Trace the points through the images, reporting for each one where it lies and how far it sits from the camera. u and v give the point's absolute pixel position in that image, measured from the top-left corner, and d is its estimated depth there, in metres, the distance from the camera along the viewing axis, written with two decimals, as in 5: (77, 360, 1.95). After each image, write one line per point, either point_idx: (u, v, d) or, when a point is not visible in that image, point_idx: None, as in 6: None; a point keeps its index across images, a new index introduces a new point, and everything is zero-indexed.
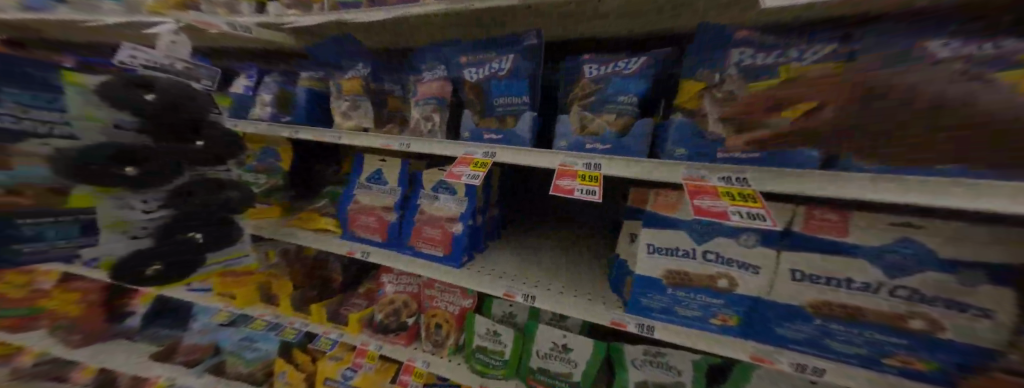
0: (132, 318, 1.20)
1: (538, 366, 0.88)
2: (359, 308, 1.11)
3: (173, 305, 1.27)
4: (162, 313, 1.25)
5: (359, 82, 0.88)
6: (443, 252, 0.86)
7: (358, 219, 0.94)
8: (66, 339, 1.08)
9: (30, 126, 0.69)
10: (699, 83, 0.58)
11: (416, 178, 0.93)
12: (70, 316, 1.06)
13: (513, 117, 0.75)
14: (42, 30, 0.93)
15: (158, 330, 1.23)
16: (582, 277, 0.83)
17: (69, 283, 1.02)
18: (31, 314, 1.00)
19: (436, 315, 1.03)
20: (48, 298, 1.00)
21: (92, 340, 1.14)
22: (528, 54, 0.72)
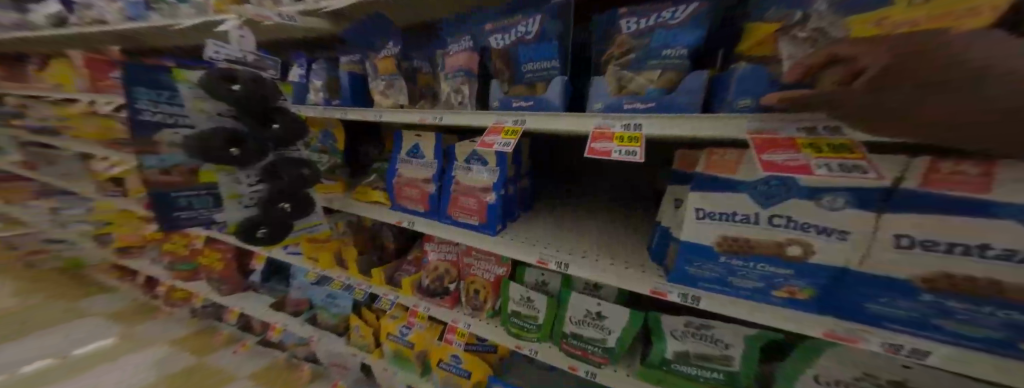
0: (257, 273, 1.51)
1: (572, 331, 0.90)
2: (409, 273, 1.22)
3: (275, 266, 1.55)
4: (269, 273, 1.54)
5: (392, 61, 0.89)
6: (479, 220, 0.89)
7: (404, 191, 1.01)
8: (221, 287, 1.48)
9: (160, 118, 0.82)
10: (772, 24, 0.46)
11: (449, 151, 0.94)
12: (218, 271, 1.45)
13: (544, 83, 0.69)
14: (148, 37, 1.11)
15: (270, 285, 1.53)
16: (620, 246, 0.80)
17: (213, 244, 1.42)
18: (195, 267, 1.48)
19: (474, 282, 1.11)
20: (204, 255, 1.43)
21: (236, 289, 1.49)
22: (557, 15, 0.66)
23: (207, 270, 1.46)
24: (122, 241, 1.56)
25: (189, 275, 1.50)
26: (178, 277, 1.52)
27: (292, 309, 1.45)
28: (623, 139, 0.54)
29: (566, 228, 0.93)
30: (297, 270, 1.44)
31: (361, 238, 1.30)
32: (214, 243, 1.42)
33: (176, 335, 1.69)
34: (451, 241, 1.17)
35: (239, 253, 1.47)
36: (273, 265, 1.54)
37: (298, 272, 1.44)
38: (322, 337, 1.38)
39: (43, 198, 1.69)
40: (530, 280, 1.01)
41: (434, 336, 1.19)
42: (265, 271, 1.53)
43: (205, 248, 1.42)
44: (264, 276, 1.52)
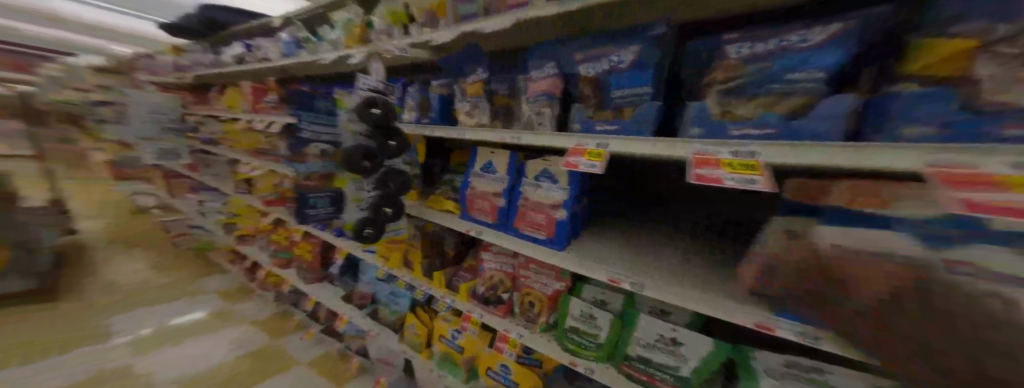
0: (334, 266, 1.63)
1: (639, 355, 0.79)
2: (465, 279, 1.22)
3: (347, 263, 1.65)
4: (341, 268, 1.64)
5: (479, 86, 0.97)
6: (546, 235, 0.84)
7: (474, 202, 1.03)
8: (305, 276, 1.65)
9: (314, 135, 1.11)
10: (968, 40, 0.34)
11: (520, 167, 0.95)
12: (307, 261, 1.65)
13: (632, 107, 0.68)
14: (293, 67, 1.40)
15: (342, 279, 1.63)
16: (709, 275, 0.71)
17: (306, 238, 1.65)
18: (290, 256, 1.72)
19: (528, 293, 1.05)
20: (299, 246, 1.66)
21: (316, 278, 1.65)
22: (655, 45, 0.66)
23: (299, 260, 1.70)
24: (244, 229, 1.91)
25: (283, 263, 1.73)
26: (275, 264, 1.77)
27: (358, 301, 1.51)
28: (732, 166, 0.48)
29: (639, 249, 0.85)
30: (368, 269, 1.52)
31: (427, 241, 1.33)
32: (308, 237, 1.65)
33: (260, 316, 1.99)
34: (508, 252, 1.14)
35: (324, 247, 1.63)
36: (345, 263, 1.64)
37: (367, 270, 1.52)
38: (380, 333, 1.39)
39: (197, 191, 2.19)
40: (587, 297, 0.93)
41: (485, 345, 1.14)
42: (340, 265, 1.63)
43: (303, 240, 1.63)
44: (340, 270, 1.62)
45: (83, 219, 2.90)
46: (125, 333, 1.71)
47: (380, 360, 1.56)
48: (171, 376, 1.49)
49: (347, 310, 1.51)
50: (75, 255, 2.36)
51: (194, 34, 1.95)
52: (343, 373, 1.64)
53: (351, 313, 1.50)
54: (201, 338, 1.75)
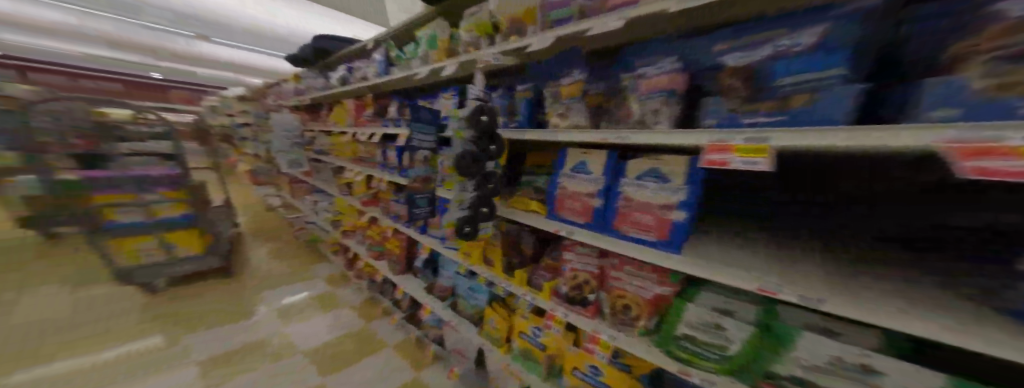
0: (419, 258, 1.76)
1: (792, 375, 0.57)
2: (545, 278, 1.09)
3: (427, 258, 1.72)
4: (422, 260, 1.73)
5: (577, 86, 0.88)
6: (657, 237, 0.71)
7: (565, 202, 0.91)
8: (396, 267, 1.86)
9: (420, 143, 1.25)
10: None
11: (617, 167, 0.81)
12: (396, 254, 1.84)
13: (810, 95, 0.47)
14: (389, 84, 1.58)
15: (425, 271, 1.72)
16: (958, 307, 0.42)
17: (394, 235, 1.83)
18: (382, 250, 1.96)
19: (621, 296, 0.88)
20: (390, 241, 1.87)
21: (405, 267, 1.83)
22: (858, 23, 0.44)
23: (389, 254, 1.91)
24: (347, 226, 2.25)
25: (377, 256, 1.99)
26: (371, 256, 2.04)
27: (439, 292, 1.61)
28: None
29: (797, 263, 0.60)
30: (449, 264, 1.58)
31: (508, 240, 1.20)
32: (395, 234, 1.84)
33: (355, 302, 2.32)
34: (593, 251, 0.99)
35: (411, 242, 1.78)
36: (426, 257, 1.73)
37: (448, 265, 1.58)
38: (460, 324, 1.44)
39: (316, 194, 2.70)
40: (707, 304, 0.73)
41: (573, 347, 1.03)
42: (422, 257, 1.74)
43: (395, 236, 1.82)
44: (424, 264, 1.72)
45: (242, 214, 3.86)
46: (267, 306, 2.20)
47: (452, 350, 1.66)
48: (304, 346, 1.83)
49: (430, 301, 1.61)
50: (238, 240, 3.15)
51: (310, 63, 2.37)
52: (421, 359, 1.80)
53: (435, 301, 1.60)
54: (317, 316, 2.13)
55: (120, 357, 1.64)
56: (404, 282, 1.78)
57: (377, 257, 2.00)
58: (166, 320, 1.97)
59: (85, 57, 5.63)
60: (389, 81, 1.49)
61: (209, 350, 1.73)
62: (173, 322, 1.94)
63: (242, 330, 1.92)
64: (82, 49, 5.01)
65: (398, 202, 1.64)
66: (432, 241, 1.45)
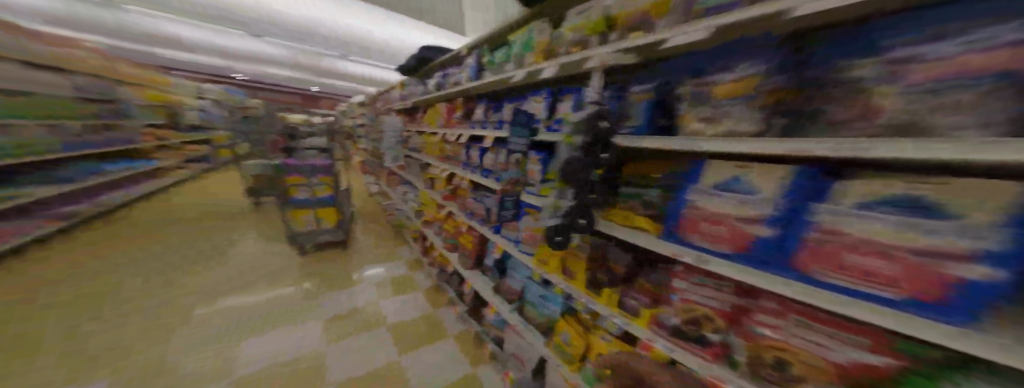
0: (486, 255, 1.75)
1: None
2: (642, 303, 0.89)
3: (491, 257, 1.67)
4: (488, 257, 1.71)
5: (748, 85, 0.61)
6: (904, 294, 0.43)
7: (698, 225, 0.72)
8: (466, 262, 1.91)
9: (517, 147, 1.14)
10: None
11: (817, 186, 0.54)
12: (467, 249, 1.87)
13: None
14: (482, 88, 1.63)
15: (490, 270, 1.69)
16: None
17: (468, 231, 1.87)
18: (456, 243, 2.06)
19: (779, 348, 0.60)
20: (462, 236, 1.94)
21: (473, 263, 1.86)
22: None
23: (462, 248, 1.96)
24: (427, 216, 2.49)
25: (450, 248, 2.12)
26: (446, 247, 2.17)
27: (505, 292, 1.54)
28: None
29: None
30: (514, 266, 1.49)
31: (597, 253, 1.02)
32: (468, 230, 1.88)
33: (426, 287, 2.54)
34: (727, 284, 0.73)
35: (479, 240, 1.77)
36: (491, 255, 1.68)
37: (514, 267, 1.49)
38: (526, 331, 1.34)
39: (408, 186, 3.06)
40: None
41: None
42: (488, 254, 1.72)
43: (467, 232, 1.87)
44: (489, 263, 1.68)
45: (352, 197, 4.76)
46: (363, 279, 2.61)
47: (508, 355, 1.57)
48: (391, 320, 2.09)
49: (494, 301, 1.58)
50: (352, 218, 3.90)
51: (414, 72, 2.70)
52: (478, 355, 1.83)
53: (500, 300, 1.55)
54: (398, 295, 2.40)
55: (270, 300, 2.22)
56: (472, 278, 1.82)
57: (450, 249, 2.12)
58: (314, 278, 2.59)
59: (279, 77, 8.04)
60: (481, 87, 1.55)
61: (333, 310, 2.16)
62: (311, 282, 2.52)
63: (353, 297, 2.33)
64: (278, 71, 7.13)
65: (476, 202, 1.68)
66: (504, 243, 1.41)
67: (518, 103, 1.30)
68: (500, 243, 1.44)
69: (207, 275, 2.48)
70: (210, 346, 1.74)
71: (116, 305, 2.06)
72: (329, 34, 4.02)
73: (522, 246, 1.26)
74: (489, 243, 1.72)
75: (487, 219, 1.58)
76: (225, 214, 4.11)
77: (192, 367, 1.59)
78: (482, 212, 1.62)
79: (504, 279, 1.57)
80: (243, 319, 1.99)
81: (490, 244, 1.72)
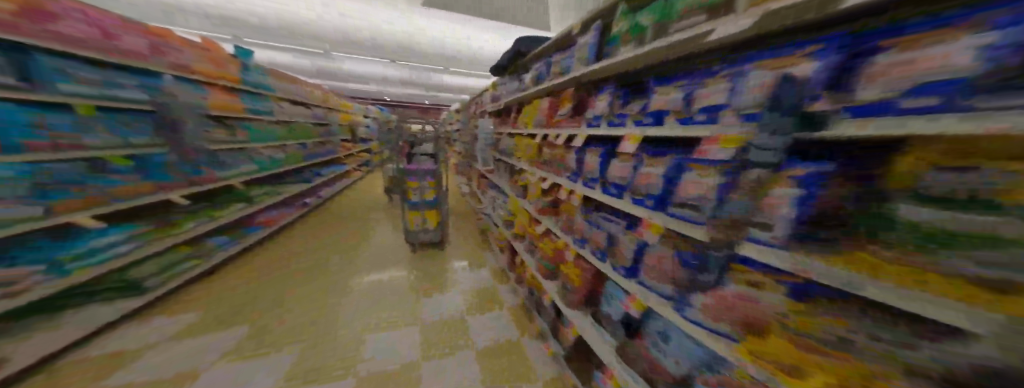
0: (603, 297, 1.21)
1: None
2: None
3: (615, 305, 1.12)
4: (609, 303, 1.17)
5: None
6: None
7: None
8: (569, 297, 1.41)
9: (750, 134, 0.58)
10: None
11: None
12: (572, 282, 1.39)
13: None
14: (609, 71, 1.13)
15: (612, 321, 1.15)
16: None
17: (578, 261, 1.35)
18: (555, 269, 1.61)
19: None
20: (565, 265, 1.48)
21: (581, 302, 1.35)
22: None
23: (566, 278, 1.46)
24: (518, 229, 2.18)
25: (547, 273, 1.67)
26: (540, 272, 1.75)
27: (643, 367, 0.95)
28: None
29: None
30: (665, 332, 0.89)
31: None
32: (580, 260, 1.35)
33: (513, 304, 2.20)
34: None
35: (594, 275, 1.26)
36: (613, 302, 1.13)
37: (664, 333, 0.89)
38: None
39: (497, 191, 2.87)
40: None
41: None
42: (608, 297, 1.17)
43: (572, 261, 1.39)
44: (613, 314, 1.14)
45: (449, 197, 5.07)
46: (469, 282, 2.53)
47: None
48: (479, 343, 1.78)
49: (620, 371, 1.02)
50: (455, 218, 4.08)
51: (509, 68, 2.44)
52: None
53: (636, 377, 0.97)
54: (490, 309, 2.14)
55: (406, 289, 2.39)
56: (581, 324, 1.30)
57: (546, 274, 1.68)
58: (434, 272, 2.69)
59: (403, 95, 9.76)
60: (608, 67, 1.07)
61: (438, 312, 2.11)
62: (416, 275, 2.63)
63: (449, 298, 2.27)
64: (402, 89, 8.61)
65: (595, 228, 1.21)
66: (657, 299, 0.87)
67: (688, 82, 0.78)
68: (648, 299, 0.91)
69: (358, 260, 2.98)
70: (361, 323, 1.95)
71: (305, 275, 2.61)
72: (437, 50, 4.39)
73: (711, 320, 0.69)
74: (608, 282, 1.18)
75: (615, 253, 1.08)
76: (366, 206, 5.06)
77: (349, 342, 1.77)
78: (605, 243, 1.14)
79: (642, 344, 0.98)
80: (375, 300, 2.24)
81: (609, 283, 1.17)
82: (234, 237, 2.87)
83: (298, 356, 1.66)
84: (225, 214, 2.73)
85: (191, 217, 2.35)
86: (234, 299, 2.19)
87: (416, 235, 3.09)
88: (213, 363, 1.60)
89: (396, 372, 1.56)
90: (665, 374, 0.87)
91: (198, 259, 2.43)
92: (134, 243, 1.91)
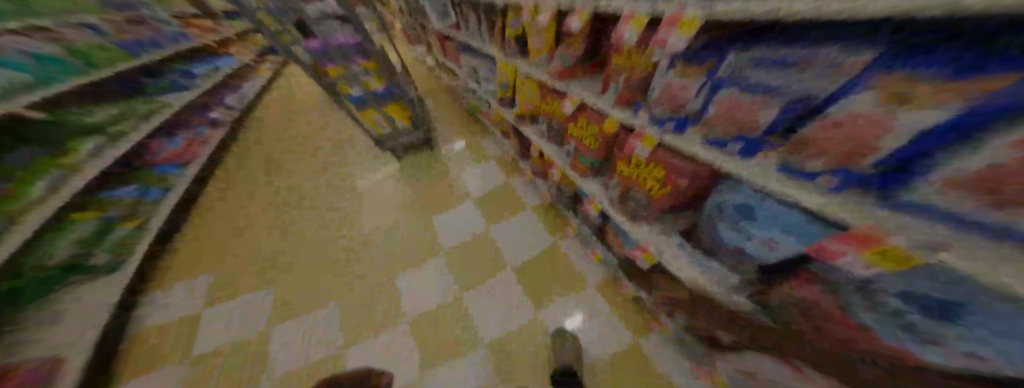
0: (707, 206, 0.63)
1: None
2: None
3: (744, 225, 0.55)
4: (720, 218, 0.61)
5: None
6: None
7: None
8: (634, 207, 0.86)
9: None
10: None
11: None
12: (642, 189, 0.77)
13: None
14: None
15: (733, 250, 0.61)
16: None
17: (660, 154, 0.67)
18: (602, 164, 1.00)
19: None
20: (626, 162, 0.80)
21: (658, 214, 0.78)
22: None
23: (627, 182, 0.83)
24: (522, 107, 1.40)
25: (588, 170, 1.07)
26: (574, 170, 1.16)
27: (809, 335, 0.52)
28: None
29: None
30: (954, 306, 0.31)
31: None
32: (664, 152, 0.66)
33: (534, 203, 1.86)
34: None
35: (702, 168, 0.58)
36: (739, 218, 0.56)
37: (935, 305, 0.33)
38: None
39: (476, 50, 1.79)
40: None
41: None
42: (718, 207, 0.60)
43: (647, 158, 0.70)
44: (729, 240, 0.61)
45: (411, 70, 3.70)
46: (475, 185, 2.01)
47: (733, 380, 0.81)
48: (510, 259, 1.59)
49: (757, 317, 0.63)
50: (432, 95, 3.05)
51: None
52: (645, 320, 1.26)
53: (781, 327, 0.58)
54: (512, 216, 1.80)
55: (405, 203, 1.92)
56: (660, 249, 0.81)
57: (585, 173, 1.09)
58: (429, 171, 2.13)
59: None
60: None
61: (451, 231, 1.75)
62: (415, 185, 2.04)
63: (464, 212, 1.85)
64: None
65: (728, 85, 0.49)
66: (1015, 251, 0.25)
67: None
68: (941, 244, 0.29)
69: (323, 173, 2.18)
70: (390, 249, 1.66)
71: (278, 200, 2.01)
72: None
73: None
74: (727, 182, 0.56)
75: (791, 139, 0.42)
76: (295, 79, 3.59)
77: (369, 282, 1.53)
78: (769, 121, 0.44)
79: (825, 297, 0.47)
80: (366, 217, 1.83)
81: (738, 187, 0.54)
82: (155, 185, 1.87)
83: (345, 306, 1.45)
84: (96, 159, 1.61)
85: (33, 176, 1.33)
86: (207, 253, 1.73)
87: (395, 141, 2.09)
88: (270, 327, 1.40)
89: (433, 320, 1.40)
90: (921, 369, 0.37)
91: (135, 221, 1.68)
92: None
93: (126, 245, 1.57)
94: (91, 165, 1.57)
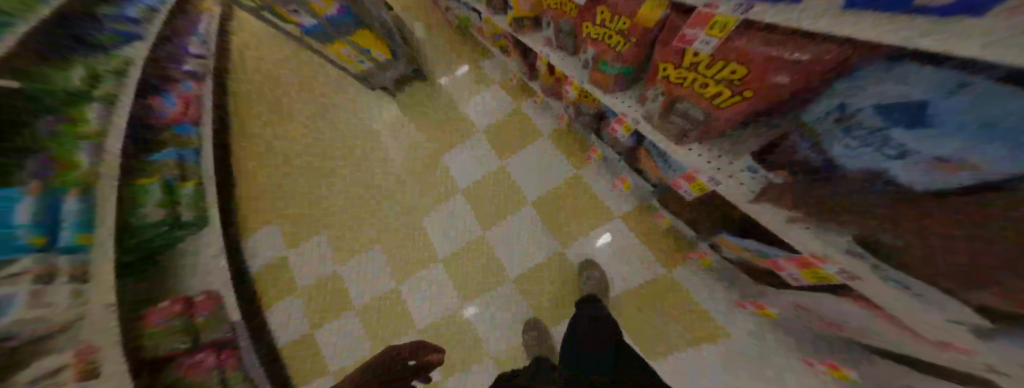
0: (813, 111, 0.41)
1: None
2: None
3: (885, 133, 0.32)
4: (841, 127, 0.38)
5: None
6: None
7: None
8: (679, 126, 0.67)
9: None
10: None
11: None
12: (694, 99, 0.58)
13: None
14: None
15: (854, 178, 0.40)
16: None
17: (733, 46, 0.44)
18: (631, 72, 0.76)
19: None
20: (674, 64, 0.58)
21: (718, 132, 0.60)
22: None
23: (680, 88, 0.60)
24: (519, 9, 1.03)
25: (614, 83, 0.83)
26: (590, 84, 0.92)
27: (944, 282, 0.36)
28: None
29: None
30: None
31: None
32: (739, 44, 0.43)
33: (551, 129, 1.65)
34: None
35: (812, 62, 0.35)
36: (879, 124, 0.32)
37: None
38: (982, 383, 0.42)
39: None
40: None
41: None
42: (840, 110, 0.37)
43: (713, 54, 0.48)
44: (851, 160, 0.39)
45: None
46: (483, 118, 1.77)
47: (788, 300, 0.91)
48: (531, 196, 1.55)
49: (830, 267, 0.54)
50: None
51: None
52: (675, 256, 1.31)
53: (909, 286, 0.41)
54: (522, 147, 1.65)
55: (414, 146, 1.78)
56: (713, 178, 0.68)
57: (610, 87, 0.85)
58: (427, 103, 1.87)
59: None
60: None
61: (469, 170, 1.66)
62: (420, 128, 1.81)
63: (479, 150, 1.69)
64: None
65: None
66: None
67: None
68: None
69: (318, 124, 1.87)
70: (411, 200, 1.67)
71: (282, 149, 1.81)
72: None
73: None
74: (863, 69, 0.31)
75: (985, 19, 0.20)
76: None
77: (406, 228, 1.62)
78: None
79: (995, 239, 0.27)
80: (377, 169, 1.75)
81: (898, 60, 0.28)
82: (186, 145, 1.50)
83: (388, 251, 1.59)
84: (111, 128, 1.14)
85: (62, 148, 0.98)
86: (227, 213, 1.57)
87: (380, 78, 1.78)
88: (340, 267, 1.58)
89: (464, 256, 1.52)
90: None
91: (194, 179, 1.49)
92: (73, 206, 0.96)
93: (198, 202, 1.46)
94: (115, 133, 1.15)
